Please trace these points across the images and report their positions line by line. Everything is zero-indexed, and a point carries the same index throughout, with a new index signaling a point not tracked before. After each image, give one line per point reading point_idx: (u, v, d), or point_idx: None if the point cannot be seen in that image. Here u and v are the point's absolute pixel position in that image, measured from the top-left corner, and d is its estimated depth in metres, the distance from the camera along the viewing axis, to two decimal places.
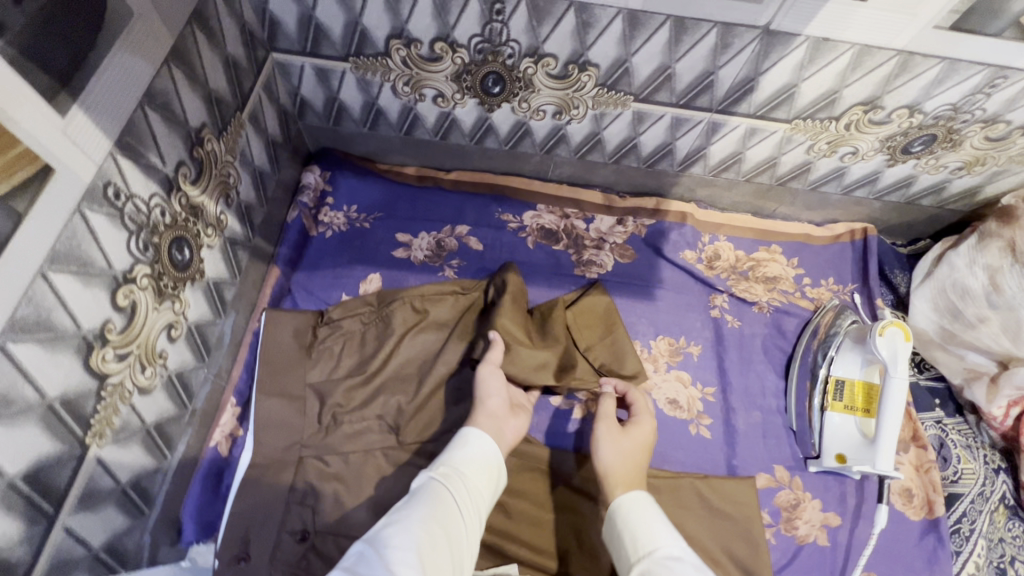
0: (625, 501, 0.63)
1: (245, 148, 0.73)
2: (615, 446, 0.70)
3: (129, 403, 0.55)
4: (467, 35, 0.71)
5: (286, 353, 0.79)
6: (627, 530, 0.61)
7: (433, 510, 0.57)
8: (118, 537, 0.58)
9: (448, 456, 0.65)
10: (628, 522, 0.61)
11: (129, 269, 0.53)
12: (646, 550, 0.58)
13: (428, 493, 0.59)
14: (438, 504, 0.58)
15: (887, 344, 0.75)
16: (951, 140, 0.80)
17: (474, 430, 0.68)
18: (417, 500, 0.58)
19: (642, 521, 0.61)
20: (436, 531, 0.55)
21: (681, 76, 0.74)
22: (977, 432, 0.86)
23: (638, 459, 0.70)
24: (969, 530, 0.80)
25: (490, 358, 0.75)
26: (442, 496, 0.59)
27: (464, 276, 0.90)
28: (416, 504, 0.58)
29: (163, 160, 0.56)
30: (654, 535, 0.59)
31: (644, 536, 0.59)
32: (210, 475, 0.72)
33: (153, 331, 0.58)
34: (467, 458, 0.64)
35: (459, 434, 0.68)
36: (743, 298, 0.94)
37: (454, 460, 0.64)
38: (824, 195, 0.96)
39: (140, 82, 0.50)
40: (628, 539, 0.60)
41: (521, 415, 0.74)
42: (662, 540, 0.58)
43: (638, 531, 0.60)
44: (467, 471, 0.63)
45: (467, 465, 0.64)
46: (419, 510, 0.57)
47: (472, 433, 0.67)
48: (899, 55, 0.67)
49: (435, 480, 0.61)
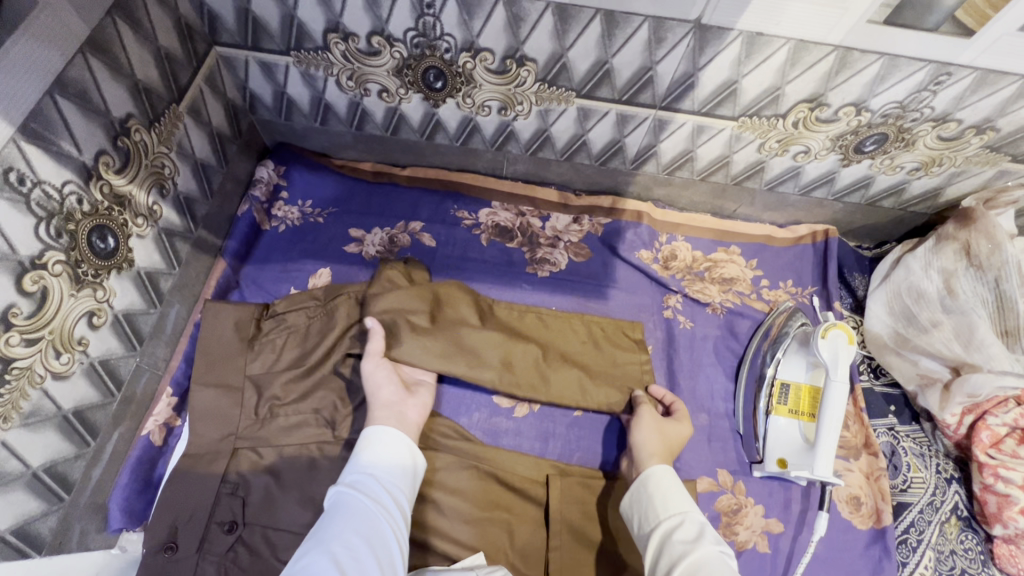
0: (661, 470, 0.67)
1: (183, 140, 0.74)
2: (649, 426, 0.73)
3: (40, 387, 0.56)
4: (402, 29, 0.71)
5: (226, 345, 0.78)
6: (656, 492, 0.65)
7: (349, 520, 0.57)
8: (30, 520, 0.59)
9: (354, 466, 0.64)
10: (660, 486, 0.65)
11: (39, 255, 0.54)
12: (673, 512, 0.63)
13: (341, 508, 0.58)
14: (353, 516, 0.57)
15: (829, 346, 0.73)
16: (903, 139, 0.79)
17: (371, 432, 0.67)
18: (332, 517, 0.58)
19: (674, 489, 0.65)
20: (356, 540, 0.54)
21: (620, 72, 0.73)
22: (932, 440, 0.84)
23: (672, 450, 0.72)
24: (916, 540, 0.77)
25: (371, 349, 0.73)
26: (355, 507, 0.59)
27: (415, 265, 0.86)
28: (333, 523, 0.57)
29: (79, 149, 0.57)
30: (683, 502, 0.64)
31: (673, 501, 0.64)
32: (141, 465, 0.71)
33: (69, 318, 0.58)
34: (374, 459, 0.64)
35: (360, 439, 0.67)
36: (696, 300, 0.92)
37: (361, 466, 0.64)
38: (783, 196, 0.94)
39: (50, 70, 0.51)
40: (658, 500, 0.64)
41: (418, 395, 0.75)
42: (689, 507, 0.63)
43: (666, 496, 0.65)
44: (379, 474, 0.63)
45: (375, 466, 0.64)
46: (335, 528, 0.56)
47: (375, 434, 0.66)
48: (836, 50, 0.66)
49: (345, 492, 0.60)
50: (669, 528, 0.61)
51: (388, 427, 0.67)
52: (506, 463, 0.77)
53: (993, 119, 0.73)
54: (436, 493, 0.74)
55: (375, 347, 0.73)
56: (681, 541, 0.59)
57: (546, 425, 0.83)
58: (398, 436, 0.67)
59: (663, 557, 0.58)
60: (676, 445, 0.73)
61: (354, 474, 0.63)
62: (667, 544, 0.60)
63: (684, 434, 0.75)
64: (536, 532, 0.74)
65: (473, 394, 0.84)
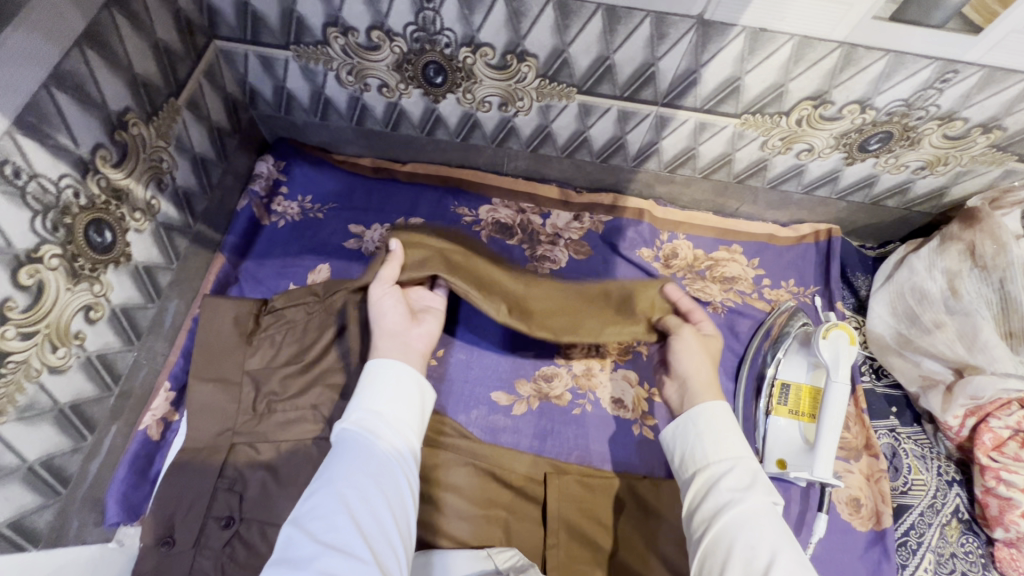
0: (716, 409, 0.65)
1: (181, 134, 0.74)
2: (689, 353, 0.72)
3: (36, 382, 0.56)
4: (402, 23, 0.71)
5: (224, 340, 0.78)
6: (706, 432, 0.64)
7: (354, 461, 0.57)
8: (26, 514, 0.59)
9: (356, 403, 0.63)
10: (712, 428, 0.64)
11: (34, 248, 0.53)
12: (721, 455, 0.62)
13: (346, 448, 0.59)
14: (358, 455, 0.57)
15: (830, 346, 0.73)
16: (909, 138, 0.78)
17: (373, 367, 0.66)
18: (338, 455, 0.58)
19: (727, 433, 0.63)
20: (363, 480, 0.55)
21: (622, 68, 0.72)
22: (933, 443, 0.83)
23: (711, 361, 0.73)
24: (916, 543, 0.77)
25: (382, 275, 0.72)
26: (360, 445, 0.59)
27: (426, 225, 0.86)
28: (338, 461, 0.57)
29: (76, 142, 0.57)
30: (734, 446, 0.62)
31: (724, 444, 0.62)
32: (139, 460, 0.72)
33: (66, 312, 0.58)
34: (377, 395, 0.63)
35: (363, 376, 0.66)
36: (697, 299, 0.91)
37: (365, 402, 0.63)
38: (785, 195, 0.93)
39: (46, 63, 0.51)
40: (705, 441, 0.63)
41: (424, 322, 0.74)
42: (740, 452, 0.62)
43: (717, 437, 0.63)
44: (384, 411, 0.63)
45: (380, 403, 0.63)
46: (340, 467, 0.56)
47: (377, 370, 0.65)
48: (841, 47, 0.65)
49: (350, 431, 0.60)
50: (716, 473, 0.61)
51: (392, 363, 0.66)
52: (504, 460, 0.77)
53: (1000, 118, 0.72)
54: (432, 489, 0.74)
55: (386, 272, 0.72)
56: (728, 488, 0.59)
57: (545, 423, 0.82)
58: (403, 370, 0.66)
59: (706, 499, 0.59)
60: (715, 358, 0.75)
61: (359, 410, 0.62)
62: (714, 489, 0.59)
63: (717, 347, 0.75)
64: (531, 529, 0.74)
65: (471, 391, 0.84)
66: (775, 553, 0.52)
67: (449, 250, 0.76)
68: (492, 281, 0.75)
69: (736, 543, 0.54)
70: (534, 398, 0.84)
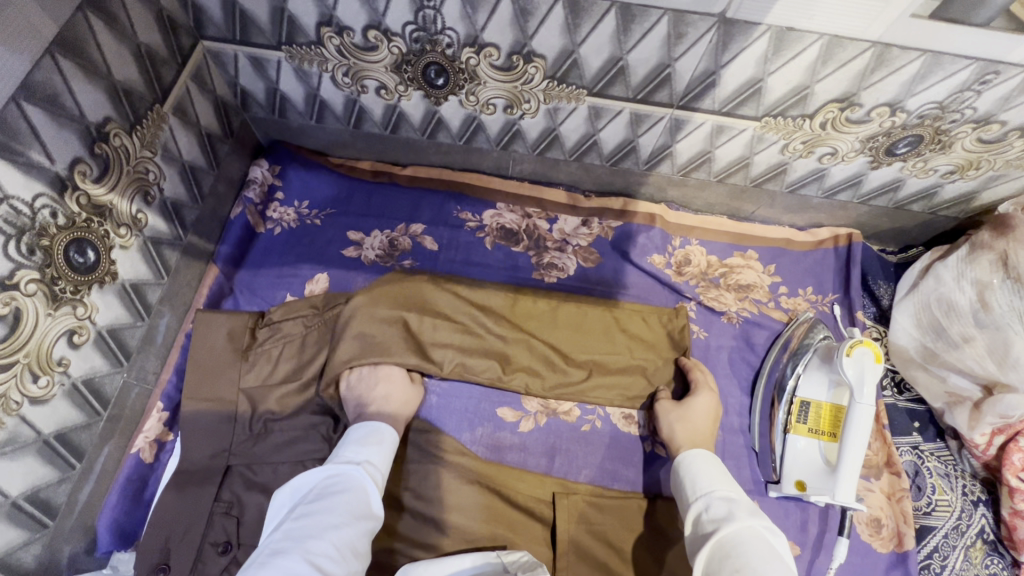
0: (692, 455, 0.68)
1: (168, 142, 0.70)
2: (673, 416, 0.74)
3: (17, 414, 0.53)
4: (400, 22, 0.66)
5: (218, 357, 0.74)
6: (689, 473, 0.66)
7: (351, 502, 0.58)
8: (12, 550, 0.56)
9: (355, 451, 0.64)
10: (692, 471, 0.66)
11: (8, 274, 0.50)
12: (703, 491, 0.63)
13: (341, 486, 0.60)
14: (350, 498, 0.59)
15: (854, 364, 0.68)
16: (940, 141, 0.73)
17: (380, 429, 0.68)
18: (334, 492, 0.59)
19: (710, 472, 0.65)
20: (354, 522, 0.57)
21: (635, 69, 0.67)
22: (957, 460, 0.80)
23: (695, 427, 0.73)
24: (939, 566, 0.74)
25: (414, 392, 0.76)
26: (353, 489, 0.60)
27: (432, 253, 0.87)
28: (331, 500, 0.58)
29: (51, 158, 0.53)
30: (717, 482, 0.63)
31: (705, 481, 0.64)
32: (132, 484, 0.69)
33: (47, 339, 0.55)
34: (380, 452, 0.66)
35: (369, 428, 0.67)
36: (711, 308, 0.87)
37: (368, 453, 0.65)
38: (804, 199, 0.89)
39: (14, 75, 0.47)
40: (688, 484, 0.65)
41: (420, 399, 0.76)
42: (724, 486, 0.63)
43: (700, 478, 0.65)
44: (383, 468, 0.65)
45: (382, 459, 0.66)
46: (332, 504, 0.57)
47: (384, 431, 0.68)
48: (874, 47, 0.60)
49: (352, 472, 0.62)
50: (706, 499, 0.62)
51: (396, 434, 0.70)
52: (512, 479, 0.74)
53: None
54: (435, 510, 0.71)
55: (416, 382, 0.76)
56: (716, 512, 0.59)
57: (552, 440, 0.79)
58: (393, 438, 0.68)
59: (698, 537, 0.59)
60: (700, 425, 0.73)
61: (355, 456, 0.64)
62: (705, 513, 0.60)
63: (709, 406, 0.75)
64: (540, 551, 0.71)
65: (477, 406, 0.79)
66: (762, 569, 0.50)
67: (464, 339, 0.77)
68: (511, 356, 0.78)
69: (733, 552, 0.53)
70: (542, 414, 0.80)
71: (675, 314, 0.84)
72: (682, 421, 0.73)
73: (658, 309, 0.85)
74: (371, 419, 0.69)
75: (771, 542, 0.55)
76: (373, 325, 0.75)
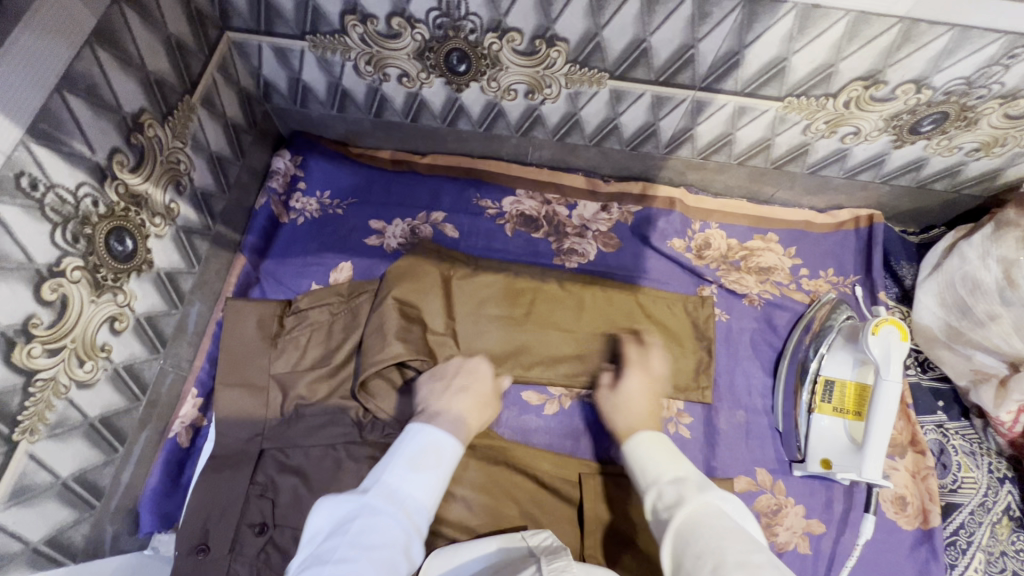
0: (632, 441, 0.65)
1: (198, 133, 0.71)
2: (613, 405, 0.72)
3: (65, 398, 0.55)
4: (424, 9, 0.67)
5: (249, 345, 0.75)
6: (636, 464, 0.62)
7: (383, 555, 0.52)
8: (61, 530, 0.58)
9: (404, 486, 0.59)
10: (638, 456, 0.63)
11: (55, 262, 0.52)
12: (652, 478, 0.59)
13: (381, 535, 0.54)
14: (386, 548, 0.53)
15: (881, 343, 0.69)
16: (965, 118, 0.72)
17: (435, 458, 0.62)
18: (367, 538, 0.53)
19: (655, 453, 0.62)
20: None
21: (658, 51, 0.67)
22: (983, 437, 0.80)
23: (637, 409, 0.70)
24: (966, 543, 0.74)
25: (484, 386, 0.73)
26: (390, 534, 0.54)
27: (453, 240, 0.88)
28: (364, 549, 0.52)
29: (92, 148, 0.54)
30: (661, 463, 0.60)
31: (651, 467, 0.60)
32: (171, 466, 0.71)
33: (91, 325, 0.57)
34: (429, 486, 0.60)
35: (426, 451, 0.62)
36: (732, 290, 0.87)
37: (415, 485, 0.60)
38: (825, 179, 0.88)
39: (58, 65, 0.49)
40: (638, 475, 0.61)
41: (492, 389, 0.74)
42: (671, 468, 0.59)
43: (647, 464, 0.61)
44: (427, 508, 0.59)
45: (427, 494, 0.60)
46: (363, 556, 0.51)
47: (440, 460, 0.62)
48: (901, 22, 0.60)
49: (392, 514, 0.56)
50: (661, 485, 0.58)
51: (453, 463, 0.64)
52: (539, 461, 0.74)
53: None
54: (465, 490, 0.71)
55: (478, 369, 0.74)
56: (669, 499, 0.55)
57: (577, 423, 0.80)
58: (446, 466, 0.63)
59: (657, 528, 0.55)
60: (639, 407, 0.71)
61: (399, 493, 0.58)
62: (659, 503, 0.56)
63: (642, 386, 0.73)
64: (567, 532, 0.71)
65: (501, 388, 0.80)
66: (724, 548, 0.46)
67: (471, 335, 0.79)
68: (523, 350, 0.79)
69: (694, 538, 0.49)
70: (566, 397, 0.81)
71: (701, 304, 0.85)
72: (615, 408, 0.72)
73: (684, 296, 0.85)
74: (426, 433, 0.64)
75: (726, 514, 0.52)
76: (397, 323, 0.73)
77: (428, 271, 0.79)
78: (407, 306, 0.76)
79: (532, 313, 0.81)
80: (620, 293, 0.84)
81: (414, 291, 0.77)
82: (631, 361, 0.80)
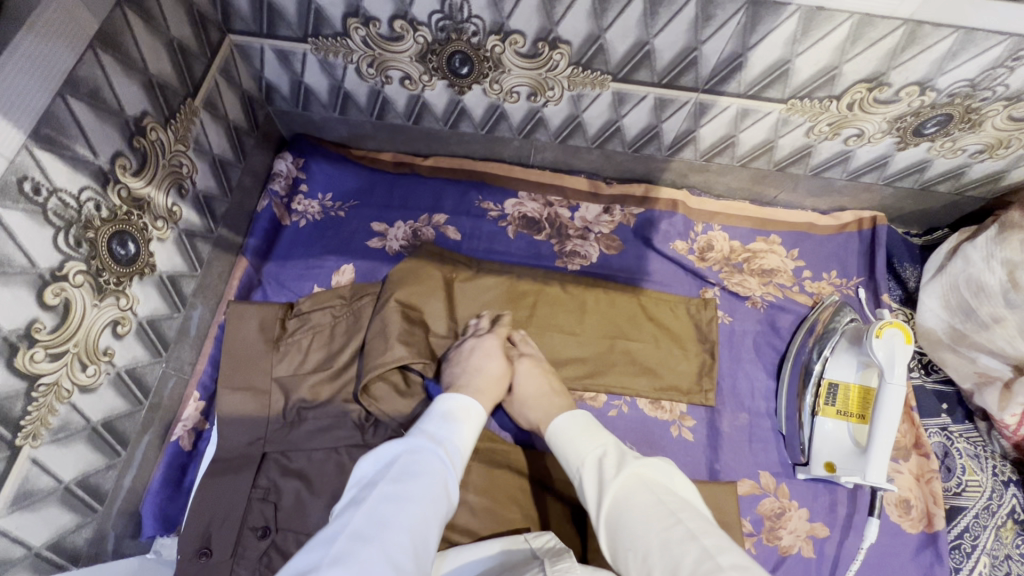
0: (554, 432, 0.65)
1: (200, 136, 0.71)
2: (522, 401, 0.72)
3: (68, 402, 0.55)
4: (426, 12, 0.67)
5: (251, 348, 0.75)
6: (560, 451, 0.62)
7: (432, 489, 0.53)
8: (64, 535, 0.58)
9: (442, 430, 0.60)
10: (561, 445, 0.63)
11: (58, 266, 0.51)
12: (575, 463, 0.60)
13: (423, 465, 0.55)
14: (434, 482, 0.54)
15: (885, 346, 0.68)
16: (970, 120, 0.72)
17: (466, 410, 0.64)
18: (415, 473, 0.54)
19: (573, 436, 0.62)
20: (432, 513, 0.52)
21: (661, 53, 0.67)
22: (987, 440, 0.80)
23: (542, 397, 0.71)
24: (971, 546, 0.74)
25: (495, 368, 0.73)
26: (435, 470, 0.55)
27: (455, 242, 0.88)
28: (414, 481, 0.53)
29: (94, 152, 0.54)
30: (579, 447, 0.60)
31: (572, 453, 0.61)
32: (173, 470, 0.71)
33: (93, 329, 0.57)
34: (463, 433, 0.62)
35: (455, 404, 0.64)
36: (735, 293, 0.87)
37: (451, 431, 0.61)
38: (828, 181, 0.88)
39: (61, 70, 0.49)
40: (563, 461, 0.62)
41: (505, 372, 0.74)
42: (593, 447, 0.60)
43: (568, 450, 0.62)
44: (461, 452, 0.61)
45: (460, 441, 0.61)
46: (416, 487, 0.52)
47: (469, 413, 0.64)
48: (905, 25, 0.59)
49: (434, 453, 0.57)
50: (585, 468, 0.58)
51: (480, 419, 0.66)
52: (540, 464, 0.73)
53: None
54: (468, 494, 0.71)
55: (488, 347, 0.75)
56: (596, 485, 0.56)
57: None
58: (476, 419, 0.65)
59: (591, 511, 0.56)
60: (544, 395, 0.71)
61: (438, 436, 0.60)
62: (586, 486, 0.57)
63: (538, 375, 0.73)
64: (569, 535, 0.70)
65: None
66: (648, 535, 0.48)
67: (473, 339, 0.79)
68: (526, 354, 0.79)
69: (622, 525, 0.51)
70: None
71: (704, 306, 0.84)
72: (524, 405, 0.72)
73: (686, 299, 0.85)
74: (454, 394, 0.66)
75: (647, 487, 0.53)
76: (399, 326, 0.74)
77: (431, 275, 0.79)
78: (410, 309, 0.76)
79: (533, 317, 0.81)
80: (621, 296, 0.84)
81: (418, 294, 0.77)
82: (634, 364, 0.80)
